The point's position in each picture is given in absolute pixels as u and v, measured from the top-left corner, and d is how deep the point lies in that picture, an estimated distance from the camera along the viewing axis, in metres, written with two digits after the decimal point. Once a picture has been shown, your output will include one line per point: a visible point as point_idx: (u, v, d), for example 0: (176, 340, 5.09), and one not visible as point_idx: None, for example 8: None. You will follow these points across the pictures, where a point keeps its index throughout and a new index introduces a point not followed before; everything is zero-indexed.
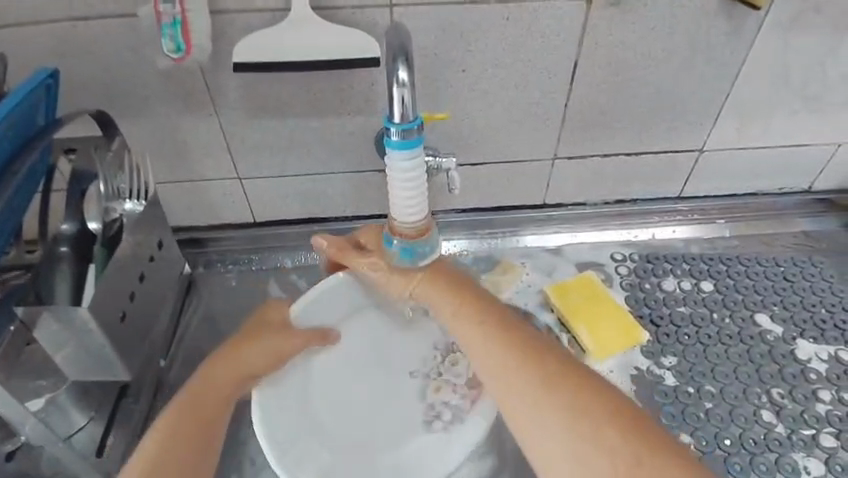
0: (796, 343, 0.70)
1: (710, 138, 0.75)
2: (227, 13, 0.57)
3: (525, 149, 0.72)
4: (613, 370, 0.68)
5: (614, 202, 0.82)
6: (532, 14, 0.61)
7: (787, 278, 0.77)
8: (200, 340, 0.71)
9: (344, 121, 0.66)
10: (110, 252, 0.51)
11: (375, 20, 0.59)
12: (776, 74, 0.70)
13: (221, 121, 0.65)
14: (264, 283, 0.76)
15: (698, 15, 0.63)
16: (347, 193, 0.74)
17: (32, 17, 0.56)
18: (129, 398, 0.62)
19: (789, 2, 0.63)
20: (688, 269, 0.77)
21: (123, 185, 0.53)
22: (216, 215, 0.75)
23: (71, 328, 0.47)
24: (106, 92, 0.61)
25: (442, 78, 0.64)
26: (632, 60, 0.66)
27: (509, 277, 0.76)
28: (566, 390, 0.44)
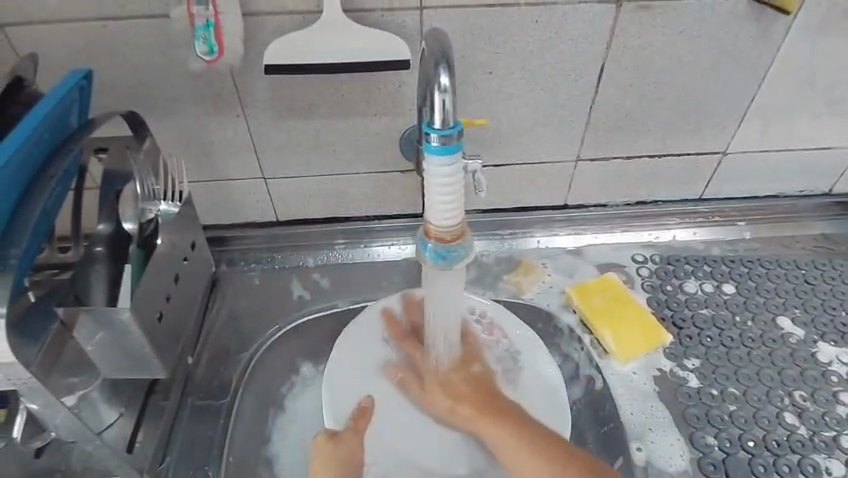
0: (817, 346, 0.70)
1: (733, 141, 0.75)
2: (258, 15, 0.57)
3: (549, 151, 0.73)
4: (637, 372, 0.69)
5: (635, 203, 0.82)
6: (561, 17, 0.61)
7: (808, 281, 0.77)
8: (225, 338, 0.72)
9: (370, 122, 0.67)
10: (147, 253, 0.52)
11: (405, 22, 0.59)
12: (802, 78, 0.69)
13: (248, 122, 0.65)
14: (287, 281, 0.77)
15: (727, 19, 0.63)
16: (371, 194, 0.75)
17: (65, 18, 0.56)
18: (157, 394, 0.63)
19: (818, 6, 0.63)
20: (709, 271, 0.78)
21: (156, 187, 0.54)
22: (240, 214, 0.75)
23: (111, 326, 0.48)
24: (137, 92, 0.61)
25: (469, 80, 0.65)
26: (658, 63, 0.66)
27: (531, 278, 0.77)
28: (556, 452, 0.53)
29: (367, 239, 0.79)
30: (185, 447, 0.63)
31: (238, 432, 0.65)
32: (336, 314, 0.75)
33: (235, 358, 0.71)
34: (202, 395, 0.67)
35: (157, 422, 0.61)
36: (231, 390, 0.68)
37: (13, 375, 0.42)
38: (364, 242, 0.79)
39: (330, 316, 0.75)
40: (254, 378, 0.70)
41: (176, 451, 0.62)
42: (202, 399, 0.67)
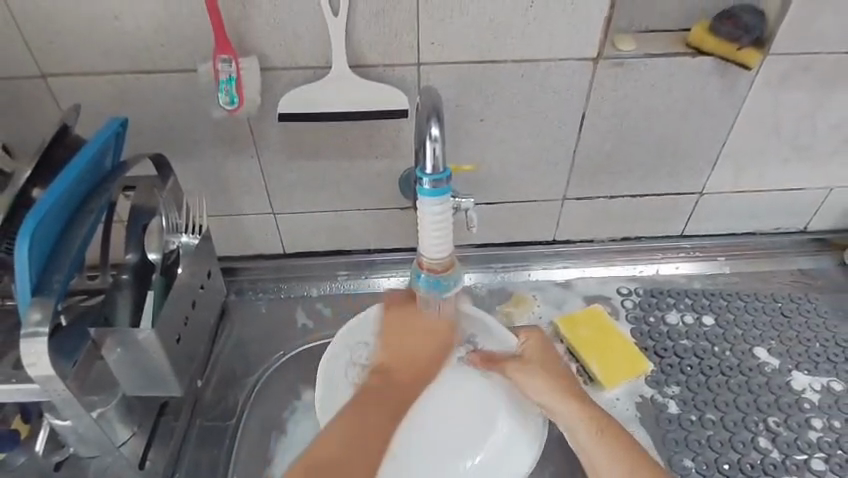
0: (791, 374, 0.76)
1: (709, 182, 0.81)
2: (274, 70, 0.64)
3: (537, 190, 0.79)
4: (619, 398, 0.74)
5: (620, 239, 0.87)
6: (544, 72, 0.68)
7: (784, 314, 0.82)
8: (233, 362, 0.77)
9: (372, 163, 0.73)
10: (168, 279, 0.59)
11: (404, 76, 0.66)
12: (768, 126, 0.76)
13: (261, 163, 0.72)
14: (292, 310, 0.82)
15: (695, 74, 0.70)
16: (372, 228, 0.80)
17: (104, 72, 0.63)
18: (167, 415, 0.67)
19: (777, 63, 0.70)
20: (690, 304, 0.82)
21: (178, 221, 0.62)
22: (250, 246, 0.81)
23: (136, 345, 0.54)
24: (163, 136, 0.68)
25: (463, 127, 0.71)
26: (634, 112, 0.72)
27: (521, 309, 0.82)
28: (619, 445, 0.60)
29: (368, 271, 0.84)
30: (193, 464, 0.67)
31: (242, 454, 0.69)
32: None
33: (242, 382, 0.75)
34: (209, 417, 0.71)
35: (166, 443, 0.65)
36: (237, 412, 0.72)
37: (50, 386, 0.48)
38: (365, 273, 0.84)
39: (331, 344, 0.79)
40: (259, 401, 0.74)
41: (184, 466, 0.67)
42: (210, 420, 0.71)
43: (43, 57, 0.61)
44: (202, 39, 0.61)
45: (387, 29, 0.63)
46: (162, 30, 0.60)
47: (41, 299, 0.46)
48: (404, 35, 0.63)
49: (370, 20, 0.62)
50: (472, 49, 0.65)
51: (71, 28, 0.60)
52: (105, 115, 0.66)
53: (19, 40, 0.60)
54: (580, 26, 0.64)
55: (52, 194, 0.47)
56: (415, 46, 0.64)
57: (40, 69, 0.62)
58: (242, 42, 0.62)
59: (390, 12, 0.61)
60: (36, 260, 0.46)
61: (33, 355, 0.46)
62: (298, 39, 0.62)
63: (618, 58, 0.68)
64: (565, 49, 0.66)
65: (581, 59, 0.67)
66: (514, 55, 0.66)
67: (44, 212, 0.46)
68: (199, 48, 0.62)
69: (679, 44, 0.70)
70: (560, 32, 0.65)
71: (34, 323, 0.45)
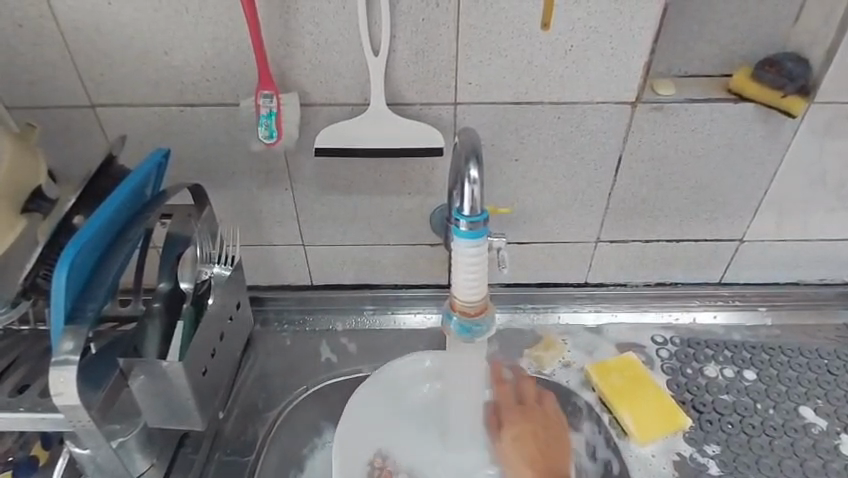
0: (840, 437, 0.71)
1: (750, 229, 0.78)
2: (313, 105, 0.65)
3: (570, 231, 0.77)
4: (656, 455, 0.70)
5: (654, 283, 0.84)
6: (582, 114, 0.67)
7: (831, 372, 0.77)
8: (254, 395, 0.76)
9: (404, 199, 0.73)
10: (198, 310, 0.59)
11: (440, 115, 0.67)
12: (813, 174, 0.73)
13: (294, 195, 0.72)
14: (316, 343, 0.81)
15: (736, 119, 0.69)
16: (401, 263, 0.80)
17: (149, 103, 0.65)
18: (186, 448, 0.67)
19: (824, 110, 0.68)
20: (730, 357, 0.79)
21: (211, 251, 0.62)
22: (278, 277, 0.81)
23: (163, 377, 0.53)
24: (200, 166, 0.69)
25: (497, 166, 0.71)
26: (673, 156, 0.71)
27: (552, 353, 0.79)
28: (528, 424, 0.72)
29: (394, 307, 0.83)
30: None
31: None
32: (360, 379, 0.78)
33: (262, 417, 0.74)
34: (228, 451, 0.70)
35: (185, 474, 0.65)
36: (255, 448, 0.71)
37: (75, 416, 0.48)
38: (390, 309, 0.83)
39: (355, 381, 0.77)
40: (277, 438, 0.72)
41: None
42: (229, 454, 0.70)
43: (93, 87, 0.64)
44: (246, 74, 0.63)
45: (426, 69, 0.63)
46: (207, 64, 0.62)
47: (74, 327, 0.47)
48: (443, 74, 0.64)
49: (409, 60, 0.63)
50: (508, 90, 0.65)
51: (123, 60, 0.62)
52: (147, 145, 0.68)
53: (74, 71, 0.63)
54: (619, 70, 0.64)
55: (94, 222, 0.48)
56: (452, 86, 0.65)
57: (90, 99, 0.65)
58: (285, 78, 0.63)
59: (430, 53, 0.62)
60: (74, 287, 0.47)
61: (61, 383, 0.46)
62: (338, 77, 0.63)
63: (657, 102, 0.67)
64: (602, 92, 0.66)
65: (620, 101, 0.66)
66: (552, 97, 0.66)
67: (85, 240, 0.46)
68: (242, 83, 0.63)
69: (719, 89, 0.69)
70: (598, 75, 0.64)
71: (65, 350, 0.46)
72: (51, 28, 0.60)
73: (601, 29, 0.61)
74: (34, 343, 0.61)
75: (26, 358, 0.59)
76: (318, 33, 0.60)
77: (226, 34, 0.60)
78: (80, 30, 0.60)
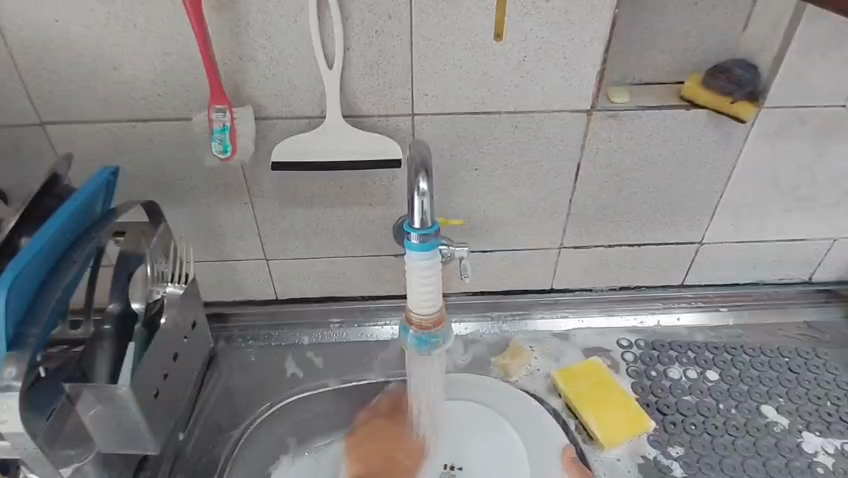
0: (801, 435, 0.72)
1: (708, 232, 0.80)
2: (269, 119, 0.65)
3: (533, 238, 0.78)
4: (620, 459, 0.70)
5: (620, 288, 0.85)
6: (538, 123, 0.68)
7: (792, 370, 0.79)
8: (218, 413, 0.74)
9: (366, 210, 0.73)
10: (150, 330, 0.58)
11: (398, 126, 0.67)
12: (766, 176, 0.75)
13: (254, 209, 0.71)
14: (281, 358, 0.80)
15: (689, 125, 0.70)
16: (366, 275, 0.79)
17: (100, 119, 0.63)
18: (147, 471, 0.64)
19: (773, 115, 0.70)
20: (693, 358, 0.80)
21: (165, 268, 0.61)
22: (242, 293, 0.80)
23: (111, 400, 0.52)
24: (157, 181, 0.68)
25: (458, 176, 0.71)
26: (630, 163, 0.72)
27: (519, 361, 0.79)
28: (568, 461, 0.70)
29: (361, 319, 0.82)
30: None
31: None
32: (326, 393, 0.77)
33: (227, 436, 0.72)
34: (190, 473, 0.68)
35: None
36: (219, 469, 0.69)
37: (20, 443, 0.47)
38: (357, 321, 0.82)
39: (320, 395, 0.77)
40: (240, 459, 0.71)
41: None
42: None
43: (42, 104, 0.62)
44: (199, 89, 0.62)
45: (382, 81, 0.63)
46: (158, 79, 0.61)
47: (17, 352, 0.46)
48: (399, 85, 0.64)
49: (364, 72, 0.63)
50: (465, 101, 0.65)
51: (70, 76, 0.61)
52: (101, 161, 0.66)
53: (20, 88, 0.61)
54: (573, 80, 0.65)
55: (35, 244, 0.46)
56: (409, 98, 0.65)
57: (38, 116, 0.63)
58: (239, 92, 0.63)
59: (385, 65, 0.62)
60: (16, 312, 0.46)
61: (3, 410, 0.45)
62: (294, 90, 0.63)
63: (612, 110, 0.68)
64: (557, 102, 0.67)
65: (575, 110, 0.67)
66: (509, 107, 0.66)
67: (26, 262, 0.45)
68: (196, 98, 0.62)
69: (672, 96, 0.71)
70: (552, 85, 0.65)
71: (7, 376, 0.45)
72: None
73: (554, 40, 0.62)
74: None
75: None
76: (270, 46, 0.60)
77: (177, 48, 0.59)
78: (24, 46, 0.59)
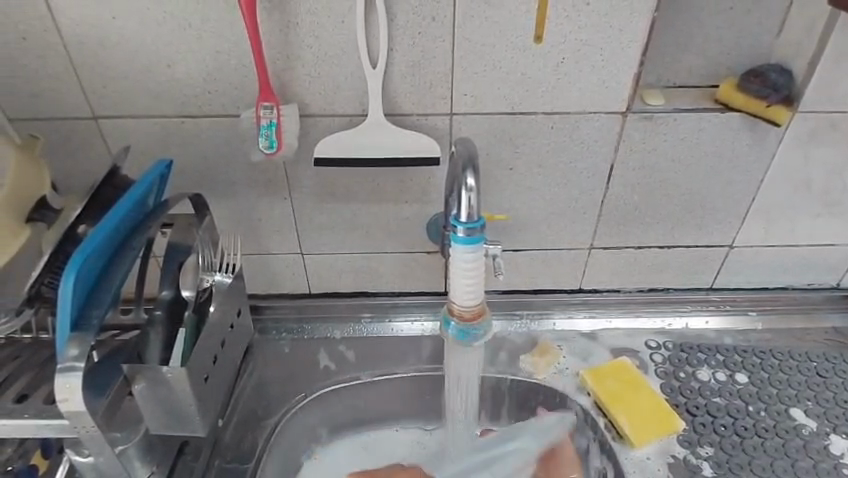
0: (829, 438, 0.72)
1: (738, 235, 0.80)
2: (312, 117, 0.67)
3: (563, 238, 0.79)
4: (650, 457, 0.71)
5: (647, 289, 0.86)
6: (573, 124, 0.69)
7: (821, 374, 0.79)
8: (253, 404, 0.76)
9: (401, 208, 0.74)
10: (199, 318, 0.60)
11: (436, 125, 0.68)
12: (798, 181, 0.76)
13: (293, 204, 0.73)
14: (314, 351, 0.81)
15: (723, 128, 0.71)
16: (398, 271, 0.81)
17: (152, 115, 0.66)
18: (186, 455, 0.66)
19: (808, 119, 0.70)
20: (722, 360, 0.80)
21: (213, 260, 0.64)
22: (276, 286, 0.82)
23: (166, 384, 0.54)
24: (202, 176, 0.71)
25: (492, 175, 0.73)
26: (663, 165, 0.73)
27: (548, 359, 0.80)
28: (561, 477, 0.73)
29: (392, 314, 0.84)
30: None
31: None
32: (359, 386, 0.78)
33: (263, 423, 0.74)
34: (229, 459, 0.70)
35: None
36: (257, 455, 0.71)
37: (79, 422, 0.49)
38: (388, 317, 0.84)
39: (352, 388, 0.78)
40: (275, 448, 0.73)
41: None
42: (228, 463, 0.70)
43: (96, 100, 0.65)
44: (247, 86, 0.64)
45: (422, 81, 0.65)
46: (208, 77, 0.63)
47: (80, 334, 0.48)
48: (438, 85, 0.65)
49: (406, 72, 0.64)
50: (502, 101, 0.67)
51: (126, 73, 0.63)
52: (150, 156, 0.69)
53: (77, 84, 0.64)
54: (609, 82, 0.66)
55: (99, 231, 0.49)
56: (448, 97, 0.66)
57: (93, 110, 0.66)
58: (284, 90, 0.65)
59: (426, 65, 0.64)
60: (79, 295, 0.48)
61: (66, 389, 0.47)
62: (337, 88, 0.65)
63: (647, 112, 0.69)
64: (593, 103, 0.68)
65: (610, 112, 0.68)
66: (545, 108, 0.68)
67: (91, 248, 0.47)
68: (244, 95, 0.65)
69: (706, 100, 0.72)
70: (589, 87, 0.66)
71: (72, 356, 0.47)
72: (54, 42, 0.61)
73: (592, 42, 0.63)
74: (35, 353, 0.62)
75: (26, 368, 0.60)
76: (316, 46, 0.62)
77: (228, 47, 0.62)
78: (83, 44, 0.61)
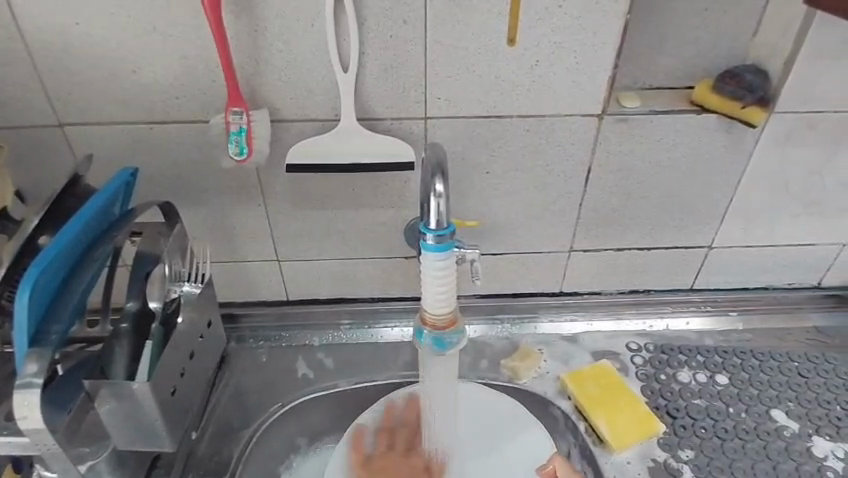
0: (811, 440, 0.72)
1: (718, 236, 0.80)
2: (284, 122, 0.66)
3: (542, 241, 0.78)
4: (630, 462, 0.70)
5: (628, 291, 0.86)
6: (549, 126, 0.68)
7: (801, 374, 0.79)
8: (229, 414, 0.75)
9: (378, 213, 0.73)
10: (167, 330, 0.59)
11: (410, 128, 0.67)
12: (776, 182, 0.76)
13: (267, 211, 0.72)
14: (292, 359, 0.80)
15: (700, 129, 0.70)
16: (377, 276, 0.80)
17: (119, 121, 0.64)
18: (159, 469, 0.66)
19: (784, 119, 0.70)
20: (702, 362, 0.80)
21: (182, 269, 0.62)
22: (253, 293, 0.81)
23: (131, 399, 0.52)
24: (173, 183, 0.69)
25: (470, 179, 0.72)
26: (640, 167, 0.73)
27: (528, 363, 0.79)
28: None
29: (371, 320, 0.83)
30: None
31: None
32: (337, 394, 0.77)
33: (239, 434, 0.73)
34: (203, 471, 0.69)
35: None
36: (232, 467, 0.70)
37: (40, 440, 0.48)
38: (367, 323, 0.83)
39: (330, 396, 0.77)
40: (251, 459, 0.72)
41: None
42: (203, 475, 0.69)
43: (61, 106, 0.63)
44: (216, 91, 0.63)
45: (395, 84, 0.64)
46: (176, 82, 0.62)
47: (38, 349, 0.46)
48: (412, 89, 0.65)
49: (378, 76, 0.64)
50: (477, 105, 0.66)
51: (90, 79, 0.62)
52: (119, 163, 0.67)
53: (40, 90, 0.62)
54: (585, 84, 0.66)
55: (57, 243, 0.47)
56: (422, 101, 0.65)
57: (58, 117, 0.64)
58: (255, 95, 0.64)
59: (398, 69, 0.63)
60: (38, 310, 0.47)
61: (25, 406, 0.46)
62: (308, 92, 0.64)
63: (623, 114, 0.68)
64: (569, 106, 0.67)
65: (586, 114, 0.68)
66: (520, 110, 0.67)
67: (48, 262, 0.46)
68: (213, 101, 0.63)
69: (682, 101, 0.71)
70: (564, 88, 0.66)
71: (30, 373, 0.46)
72: (15, 47, 0.59)
73: (566, 44, 0.63)
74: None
75: None
76: (287, 50, 0.61)
77: (195, 51, 0.60)
78: (45, 50, 0.60)
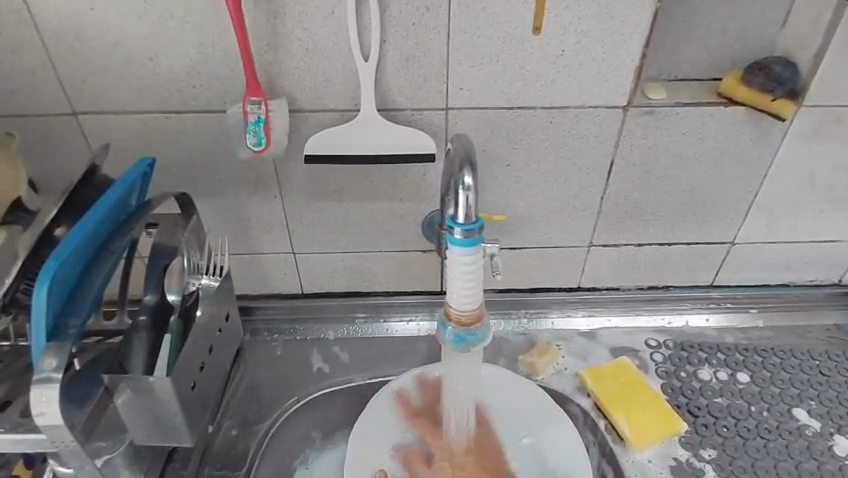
0: (833, 439, 0.71)
1: (740, 232, 0.79)
2: (302, 112, 0.64)
3: (562, 235, 0.77)
4: (651, 460, 0.70)
5: (646, 287, 0.84)
6: (573, 119, 0.67)
7: (823, 373, 0.78)
8: (244, 408, 0.74)
9: (395, 205, 0.72)
10: (186, 323, 0.58)
11: (431, 120, 0.66)
12: (802, 176, 0.74)
13: (283, 203, 0.71)
14: (307, 353, 0.79)
15: (727, 122, 0.69)
16: (393, 270, 0.78)
17: (134, 111, 0.63)
18: (176, 462, 0.65)
19: (814, 113, 0.69)
20: (723, 359, 0.79)
21: (199, 262, 0.61)
22: (267, 286, 0.80)
23: (151, 394, 0.52)
24: (188, 174, 0.68)
25: (490, 171, 0.70)
26: (663, 160, 0.71)
27: (547, 359, 0.78)
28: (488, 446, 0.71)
29: (386, 314, 0.81)
30: None
31: None
32: (352, 389, 0.76)
33: (255, 427, 0.72)
34: (219, 465, 0.69)
35: None
36: (248, 461, 0.70)
37: (58, 436, 0.47)
38: (382, 317, 0.81)
39: (346, 391, 0.76)
40: (268, 453, 0.72)
41: None
42: (219, 469, 0.69)
43: (75, 95, 0.62)
44: (234, 81, 0.61)
45: (417, 73, 0.63)
46: (193, 71, 0.61)
47: (57, 343, 0.45)
48: (433, 79, 0.63)
49: (399, 65, 0.62)
50: (500, 96, 0.65)
51: (106, 67, 0.60)
52: (134, 153, 0.66)
53: (54, 79, 0.61)
54: (610, 75, 0.64)
55: (75, 235, 0.46)
56: (444, 92, 0.64)
57: (72, 106, 0.63)
58: (273, 84, 0.62)
59: (420, 58, 0.62)
60: (56, 303, 0.46)
61: (42, 401, 0.45)
62: (327, 82, 0.62)
63: (648, 106, 0.67)
64: (594, 97, 0.65)
65: (611, 106, 0.66)
66: (543, 102, 0.65)
67: (66, 254, 0.45)
68: (230, 90, 0.62)
69: (709, 94, 0.70)
70: (589, 80, 0.64)
71: (48, 367, 0.45)
72: (29, 35, 0.58)
73: (593, 33, 0.61)
74: (16, 358, 0.60)
75: (5, 377, 0.58)
76: (306, 38, 0.59)
77: (212, 38, 0.59)
78: (60, 37, 0.58)
